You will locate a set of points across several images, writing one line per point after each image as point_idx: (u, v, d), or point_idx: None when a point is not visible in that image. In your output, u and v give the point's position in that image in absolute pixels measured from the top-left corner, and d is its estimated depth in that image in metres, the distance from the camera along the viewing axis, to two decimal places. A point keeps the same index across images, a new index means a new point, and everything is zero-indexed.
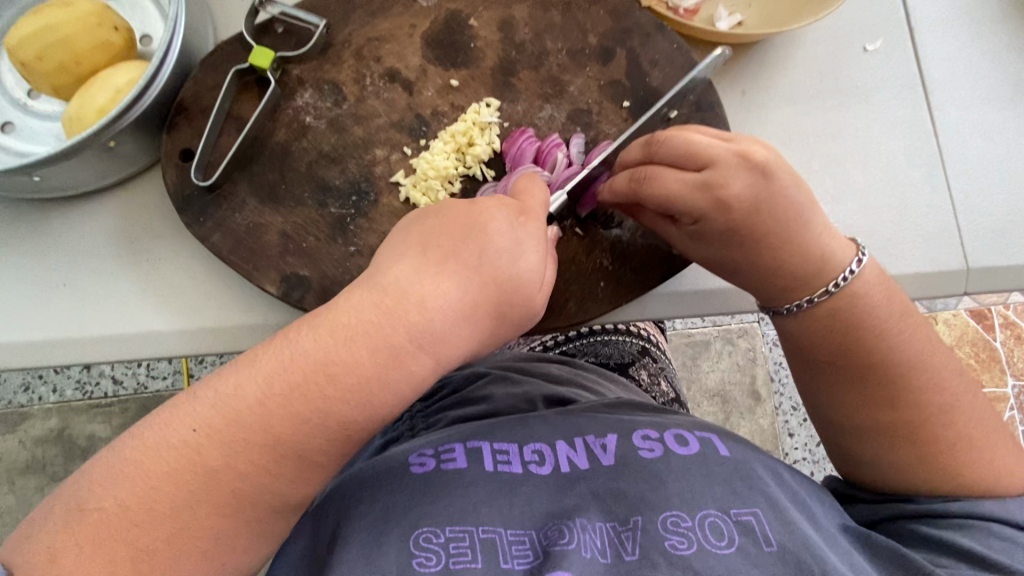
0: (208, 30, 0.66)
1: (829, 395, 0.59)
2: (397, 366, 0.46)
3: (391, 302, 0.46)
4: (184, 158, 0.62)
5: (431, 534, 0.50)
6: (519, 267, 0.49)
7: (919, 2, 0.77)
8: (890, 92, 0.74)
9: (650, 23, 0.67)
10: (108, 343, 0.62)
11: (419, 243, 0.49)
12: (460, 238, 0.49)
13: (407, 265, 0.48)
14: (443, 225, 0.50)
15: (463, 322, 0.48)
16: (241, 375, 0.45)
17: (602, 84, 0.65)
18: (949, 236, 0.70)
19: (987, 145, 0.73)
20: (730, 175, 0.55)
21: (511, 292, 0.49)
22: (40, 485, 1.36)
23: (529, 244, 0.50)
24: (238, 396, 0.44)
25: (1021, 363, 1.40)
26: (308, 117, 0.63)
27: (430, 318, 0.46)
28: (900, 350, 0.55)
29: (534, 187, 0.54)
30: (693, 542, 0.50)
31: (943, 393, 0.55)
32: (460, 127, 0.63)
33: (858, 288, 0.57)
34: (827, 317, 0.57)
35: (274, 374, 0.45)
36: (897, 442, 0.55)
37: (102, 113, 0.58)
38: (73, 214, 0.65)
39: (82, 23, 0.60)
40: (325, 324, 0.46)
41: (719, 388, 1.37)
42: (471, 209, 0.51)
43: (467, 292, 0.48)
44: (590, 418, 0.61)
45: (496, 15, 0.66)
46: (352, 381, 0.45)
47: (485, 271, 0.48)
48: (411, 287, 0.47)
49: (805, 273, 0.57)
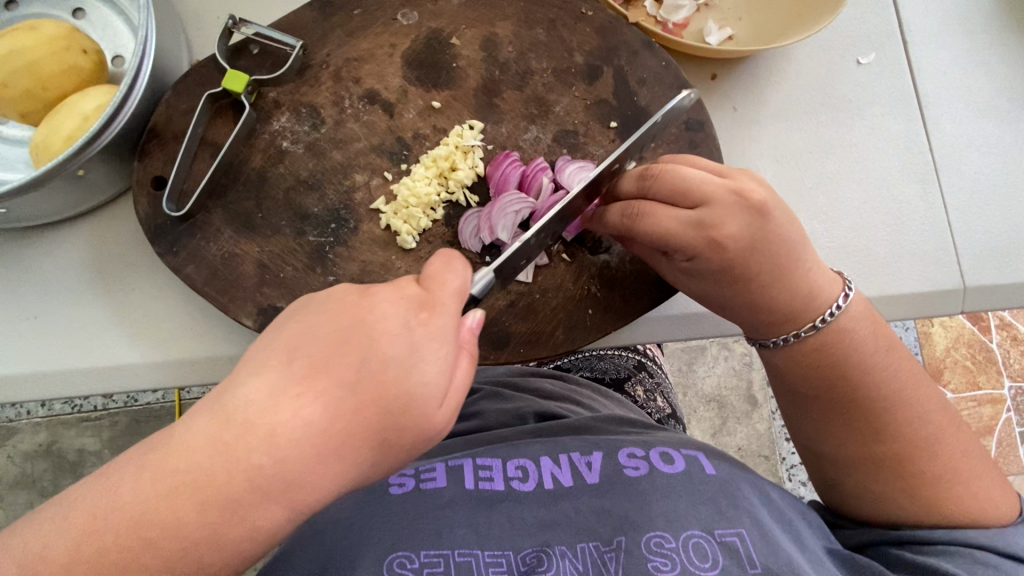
0: (181, 51, 0.64)
1: (820, 428, 0.58)
2: (233, 526, 0.31)
3: (227, 439, 0.31)
4: (157, 186, 0.60)
5: (406, 560, 0.46)
6: (417, 380, 0.34)
7: (913, 13, 0.75)
8: (885, 107, 0.73)
9: (637, 39, 0.65)
10: (83, 377, 0.60)
11: (285, 345, 0.34)
12: (339, 344, 0.34)
13: (259, 381, 0.32)
14: (317, 326, 0.35)
15: (329, 463, 0.32)
16: (44, 531, 0.31)
17: (589, 104, 0.64)
18: (946, 254, 0.69)
19: (983, 159, 0.72)
20: (724, 217, 0.53)
21: (405, 415, 0.34)
22: (30, 500, 1.34)
23: (431, 348, 0.35)
24: (38, 564, 0.31)
25: (1017, 364, 1.39)
26: (285, 142, 0.61)
27: (280, 461, 0.31)
28: (888, 383, 0.54)
29: (454, 268, 0.38)
30: (676, 563, 0.47)
31: (930, 425, 0.53)
32: (442, 151, 0.61)
33: (845, 323, 0.56)
34: (813, 352, 0.56)
35: (77, 533, 0.31)
36: (886, 477, 0.53)
37: (70, 140, 0.56)
38: (45, 243, 0.62)
39: (49, 48, 0.58)
40: (147, 464, 0.32)
41: (716, 393, 1.36)
42: (362, 299, 0.36)
43: (334, 421, 0.32)
44: (575, 436, 0.59)
45: (479, 33, 0.64)
46: (176, 545, 0.31)
47: (368, 390, 0.33)
48: (255, 418, 0.32)
49: (792, 309, 0.55)
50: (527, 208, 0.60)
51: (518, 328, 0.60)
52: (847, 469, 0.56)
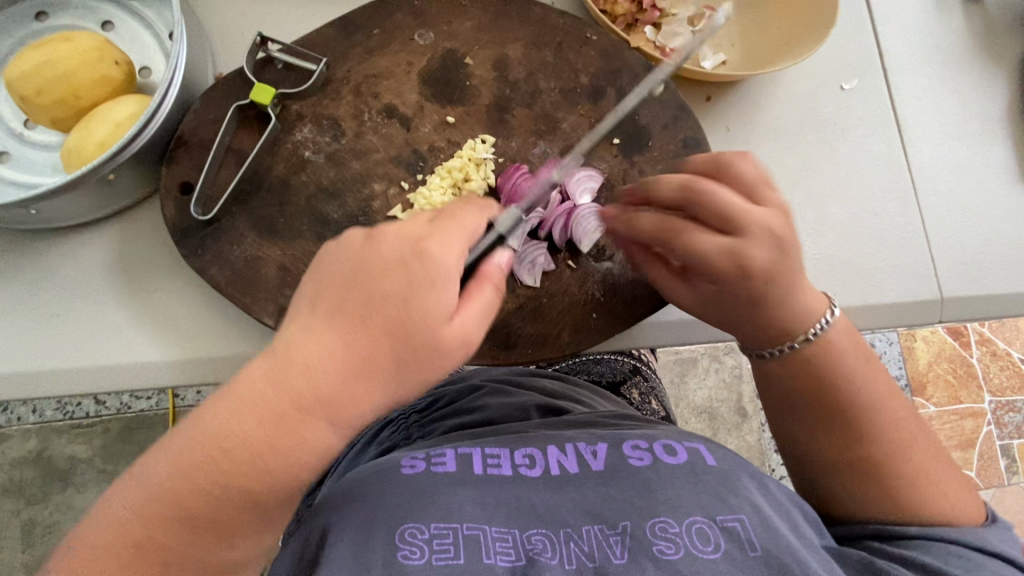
0: (207, 65, 0.68)
1: (806, 433, 0.61)
2: (287, 435, 0.40)
3: (277, 369, 0.41)
4: (183, 191, 0.63)
5: (417, 530, 0.49)
6: (422, 308, 0.42)
7: (892, 44, 0.81)
8: (867, 130, 0.78)
9: (639, 63, 0.70)
10: (102, 374, 0.63)
11: (314, 298, 0.43)
12: (352, 284, 0.43)
13: (297, 325, 0.43)
14: (335, 272, 0.44)
15: (360, 378, 0.41)
16: (155, 452, 0.41)
17: (593, 122, 0.68)
18: (924, 268, 0.74)
19: (958, 179, 0.77)
20: (754, 245, 0.56)
21: (418, 335, 0.42)
22: (18, 508, 1.34)
23: (433, 281, 0.42)
24: (148, 475, 0.40)
25: (996, 379, 1.45)
26: (306, 151, 0.64)
27: (319, 379, 0.40)
28: (867, 391, 0.58)
29: (469, 214, 0.47)
30: (680, 547, 0.51)
31: (902, 431, 0.57)
32: (456, 163, 0.65)
33: (831, 336, 0.60)
34: (802, 362, 0.60)
35: (176, 453, 0.40)
36: (862, 478, 0.57)
37: (102, 146, 0.59)
38: (68, 245, 0.65)
39: (84, 58, 0.61)
40: (221, 394, 0.41)
41: (707, 405, 1.39)
42: (365, 247, 0.44)
43: (359, 345, 0.41)
44: (579, 431, 0.63)
45: (490, 54, 0.69)
46: (251, 451, 0.40)
47: (376, 319, 0.42)
48: (295, 349, 0.41)
49: (789, 324, 0.59)
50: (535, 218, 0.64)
51: (527, 330, 0.63)
52: (828, 472, 0.59)
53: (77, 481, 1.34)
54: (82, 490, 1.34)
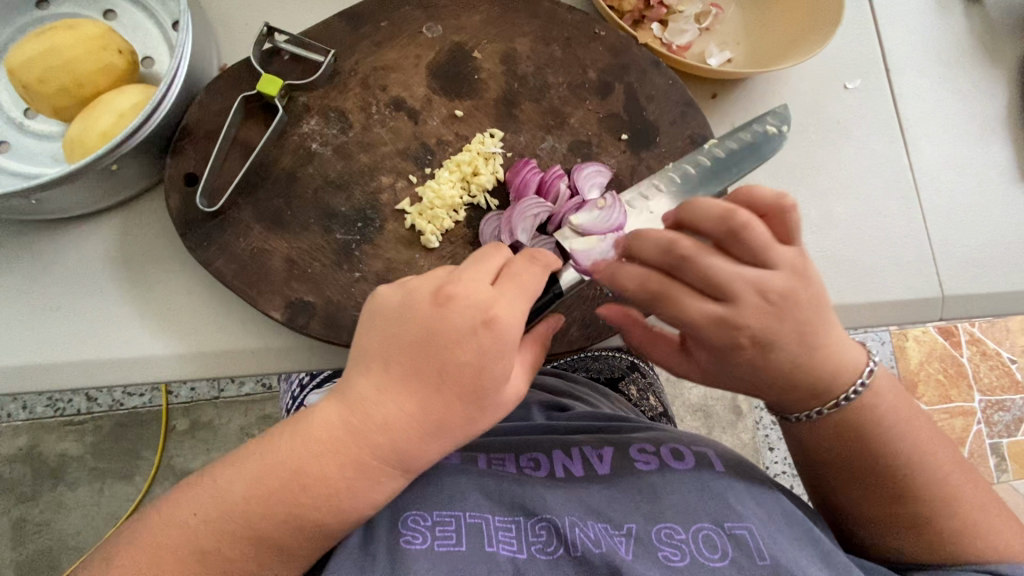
0: (212, 55, 0.67)
1: (834, 485, 0.58)
2: (362, 482, 0.46)
3: (353, 423, 0.46)
4: (188, 182, 0.62)
5: (419, 517, 0.54)
6: (484, 380, 0.46)
7: (895, 44, 0.82)
8: (870, 129, 0.79)
9: (646, 59, 0.70)
10: (103, 368, 0.62)
11: (383, 356, 0.48)
12: (424, 347, 0.47)
13: (370, 381, 0.47)
14: (404, 335, 0.47)
15: (425, 438, 0.46)
16: (234, 470, 0.47)
17: (601, 117, 0.68)
18: (926, 265, 0.75)
19: (959, 178, 0.78)
20: (748, 317, 0.49)
21: (479, 402, 0.47)
22: (6, 506, 1.31)
23: (495, 356, 0.46)
24: (229, 492, 0.46)
25: (986, 379, 1.47)
26: (314, 143, 0.64)
27: (392, 438, 0.46)
28: (911, 449, 0.54)
29: (534, 277, 0.51)
30: (686, 553, 0.53)
31: (947, 484, 0.54)
32: (465, 157, 0.64)
33: (868, 399, 0.54)
34: (835, 427, 0.55)
35: (256, 478, 0.46)
36: (900, 530, 0.55)
37: (105, 136, 0.59)
38: (69, 236, 0.64)
39: (87, 46, 0.60)
40: (299, 433, 0.47)
41: (702, 403, 1.40)
42: (433, 314, 0.47)
43: (424, 409, 0.46)
44: (585, 435, 0.65)
45: (499, 48, 0.69)
46: (326, 490, 0.46)
47: (449, 386, 0.46)
48: (370, 408, 0.46)
49: (816, 390, 0.53)
50: (545, 212, 0.63)
51: None
52: (863, 521, 0.58)
53: (68, 479, 1.32)
54: (72, 488, 1.32)
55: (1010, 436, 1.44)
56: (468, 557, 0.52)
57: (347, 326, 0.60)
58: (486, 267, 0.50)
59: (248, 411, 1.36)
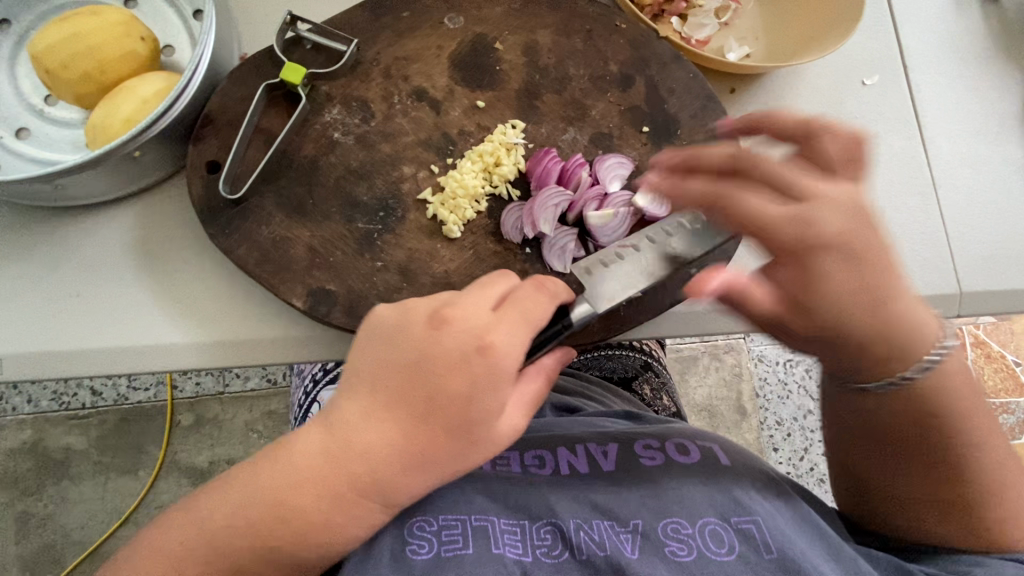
0: (234, 43, 0.67)
1: (894, 465, 0.56)
2: (341, 512, 0.46)
3: (336, 451, 0.46)
4: (210, 170, 0.62)
5: (425, 522, 0.54)
6: (472, 412, 0.46)
7: (913, 41, 0.82)
8: (889, 126, 0.79)
9: (667, 53, 0.70)
10: (122, 356, 0.61)
11: (372, 380, 0.47)
12: (415, 373, 0.46)
13: (355, 407, 0.47)
14: (395, 361, 0.47)
15: (408, 469, 0.46)
16: (220, 494, 0.48)
17: (623, 110, 0.68)
18: (943, 262, 0.75)
19: (976, 176, 0.78)
20: (824, 218, 0.49)
21: (465, 436, 0.46)
22: (10, 500, 1.31)
23: (485, 388, 0.46)
24: (212, 517, 0.47)
25: (991, 381, 1.47)
26: (336, 133, 0.64)
27: (373, 467, 0.46)
28: (972, 428, 0.53)
29: (535, 302, 0.49)
30: (693, 548, 0.53)
31: (1001, 470, 0.53)
32: (487, 147, 0.64)
33: (941, 372, 0.52)
34: (914, 397, 0.52)
35: (238, 502, 0.47)
36: (949, 517, 0.54)
37: (128, 123, 0.58)
38: (89, 223, 0.64)
39: (111, 32, 0.60)
40: (284, 458, 0.47)
41: (707, 402, 1.40)
42: (426, 340, 0.47)
43: (408, 440, 0.46)
44: (589, 430, 0.65)
45: (520, 40, 0.68)
46: (305, 519, 0.46)
47: (436, 418, 0.46)
48: (353, 435, 0.46)
49: (903, 343, 0.50)
50: (566, 202, 0.64)
51: None
52: (904, 509, 0.56)
53: (72, 473, 1.32)
54: (76, 482, 1.32)
55: (1014, 438, 1.44)
56: (475, 560, 0.52)
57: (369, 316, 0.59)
58: (489, 292, 0.49)
59: (253, 406, 1.35)
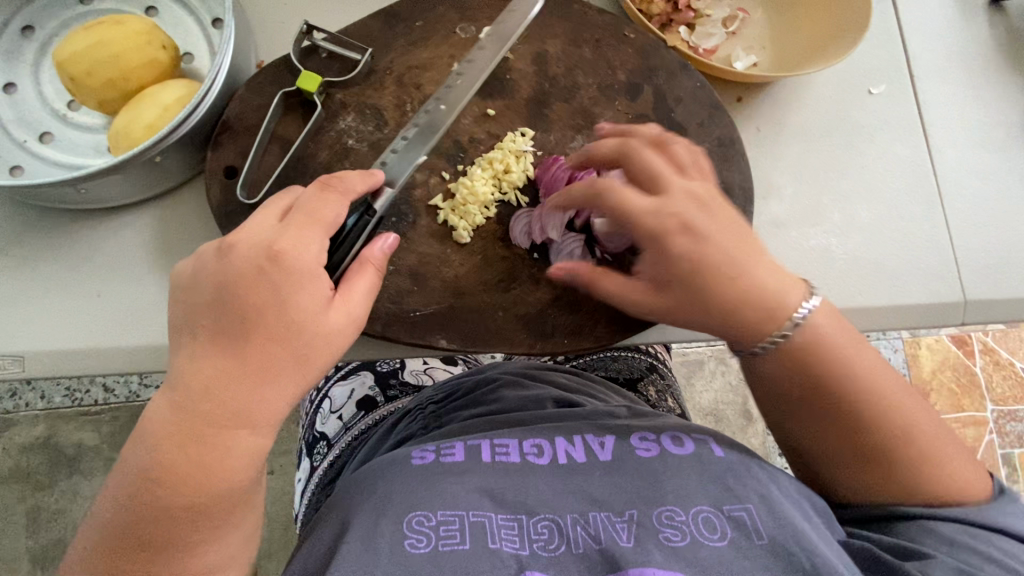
0: (251, 51, 0.69)
1: (798, 421, 0.58)
2: (214, 445, 0.48)
3: (183, 399, 0.48)
4: (228, 175, 0.64)
5: (424, 518, 0.55)
6: (291, 313, 0.50)
7: (920, 51, 0.82)
8: (896, 135, 0.79)
9: (674, 62, 0.71)
10: (139, 355, 0.63)
11: (190, 330, 0.50)
12: (225, 302, 0.49)
13: (184, 356, 0.49)
14: (201, 301, 0.50)
15: (253, 383, 0.49)
16: (109, 491, 0.49)
17: (630, 118, 0.69)
18: (948, 270, 0.75)
19: (982, 186, 0.78)
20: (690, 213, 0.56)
21: (296, 336, 0.50)
22: (23, 494, 1.33)
23: (292, 288, 0.50)
24: (105, 516, 0.48)
25: (998, 388, 1.46)
26: (350, 139, 0.65)
27: (223, 395, 0.48)
28: (862, 377, 0.56)
29: (326, 206, 0.54)
30: (686, 534, 0.55)
31: (898, 412, 0.55)
32: (497, 154, 0.66)
33: (810, 326, 0.56)
34: (787, 352, 0.56)
35: (121, 487, 0.48)
36: (862, 468, 0.56)
37: (150, 129, 0.60)
38: (109, 225, 0.66)
39: (133, 41, 0.62)
40: (142, 431, 0.49)
41: (712, 407, 1.41)
42: (222, 269, 0.50)
43: (241, 358, 0.49)
44: (586, 422, 0.67)
45: (530, 49, 0.70)
46: (178, 471, 0.48)
47: (256, 330, 0.49)
48: (191, 377, 0.49)
49: (767, 306, 0.55)
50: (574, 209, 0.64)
51: (562, 321, 0.63)
52: (830, 463, 0.58)
53: (84, 468, 1.34)
54: (88, 477, 1.34)
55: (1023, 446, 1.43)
56: (472, 555, 0.53)
57: (381, 317, 0.61)
58: (275, 211, 0.54)
59: None
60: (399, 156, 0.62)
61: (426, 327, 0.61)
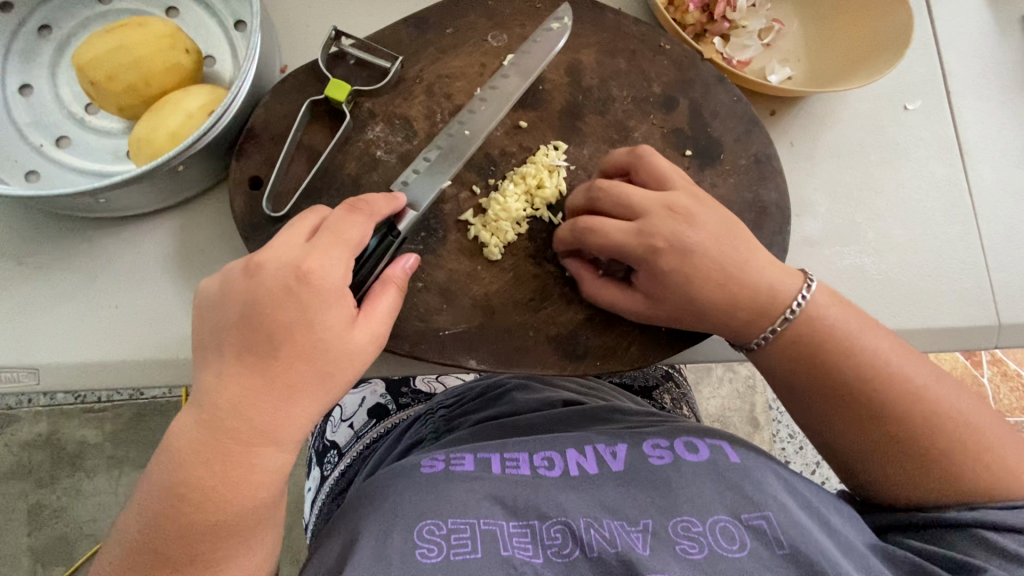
0: (276, 56, 0.66)
1: (817, 416, 0.59)
2: (239, 465, 0.46)
3: (208, 419, 0.47)
4: (253, 185, 0.62)
5: (434, 527, 0.53)
6: (318, 332, 0.48)
7: (959, 65, 0.80)
8: (931, 152, 0.78)
9: (711, 75, 0.69)
10: (157, 367, 0.61)
11: (215, 349, 0.48)
12: (251, 319, 0.48)
13: (210, 375, 0.48)
14: (227, 319, 0.48)
15: (279, 403, 0.47)
16: (131, 510, 0.48)
17: (665, 132, 0.67)
18: (983, 293, 0.73)
19: (1019, 207, 0.77)
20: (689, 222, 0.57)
21: (324, 354, 0.48)
22: (23, 491, 1.31)
23: (321, 307, 0.48)
24: (128, 535, 0.47)
25: (1005, 399, 1.45)
26: (379, 150, 0.63)
27: (248, 415, 0.46)
28: (878, 364, 0.56)
29: (351, 226, 0.52)
30: (704, 545, 0.53)
31: (920, 400, 0.55)
32: (530, 169, 0.64)
33: (811, 313, 0.58)
34: (792, 341, 0.58)
35: (144, 507, 0.47)
36: (894, 459, 0.56)
37: (173, 137, 0.58)
38: (127, 234, 0.64)
39: (156, 44, 0.60)
40: (165, 451, 0.47)
41: (720, 414, 1.39)
42: (249, 287, 0.48)
43: (268, 379, 0.47)
44: (598, 432, 0.66)
45: (564, 59, 0.68)
46: (200, 490, 0.46)
47: (284, 349, 0.47)
48: (216, 397, 0.47)
49: (761, 304, 0.57)
50: None
51: (593, 342, 0.62)
52: (858, 457, 0.58)
53: (87, 466, 1.33)
54: (90, 475, 1.33)
55: None
56: (484, 562, 0.52)
57: (409, 336, 0.59)
58: (302, 229, 0.52)
59: None
60: (422, 176, 0.60)
61: (455, 346, 0.60)
